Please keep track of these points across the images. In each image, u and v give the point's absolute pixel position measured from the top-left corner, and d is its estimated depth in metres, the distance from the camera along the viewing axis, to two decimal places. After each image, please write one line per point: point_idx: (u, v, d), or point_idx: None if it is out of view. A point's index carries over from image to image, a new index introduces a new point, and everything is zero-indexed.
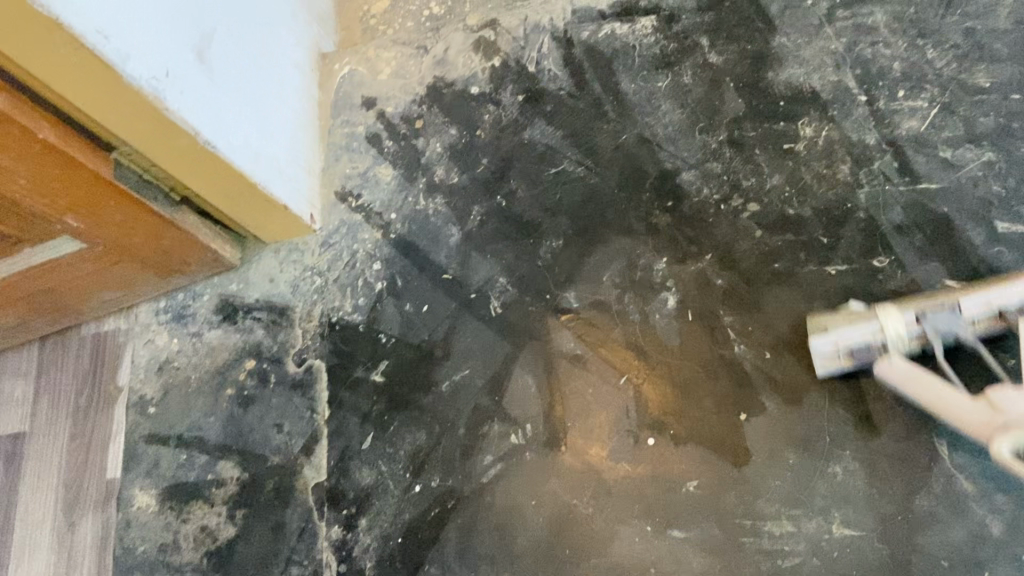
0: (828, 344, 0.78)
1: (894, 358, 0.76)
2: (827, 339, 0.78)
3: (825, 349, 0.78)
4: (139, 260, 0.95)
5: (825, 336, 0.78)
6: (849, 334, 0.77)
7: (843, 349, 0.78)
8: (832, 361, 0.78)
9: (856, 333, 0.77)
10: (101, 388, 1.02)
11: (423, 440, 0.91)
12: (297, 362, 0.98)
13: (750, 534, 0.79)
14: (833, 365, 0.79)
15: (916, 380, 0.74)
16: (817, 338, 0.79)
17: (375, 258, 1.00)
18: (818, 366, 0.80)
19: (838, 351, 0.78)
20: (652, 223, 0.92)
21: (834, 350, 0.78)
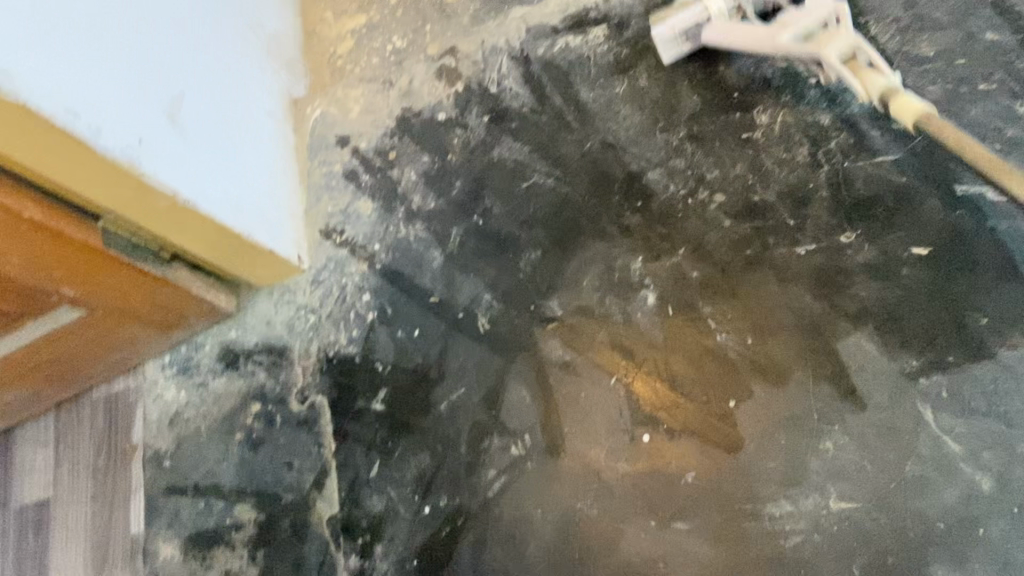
0: (666, 29, 0.94)
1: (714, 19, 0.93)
2: (667, 25, 0.94)
3: (664, 35, 0.95)
4: (139, 319, 0.98)
5: (663, 23, 0.94)
6: (680, 15, 0.94)
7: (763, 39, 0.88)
8: (672, 45, 0.95)
9: (687, 14, 0.94)
10: (118, 448, 1.06)
11: (428, 462, 0.93)
12: (300, 400, 1.01)
13: (751, 518, 0.80)
14: (675, 49, 0.95)
15: (734, 29, 0.91)
16: (657, 27, 0.95)
17: (364, 290, 1.03)
18: (663, 55, 0.96)
19: (675, 33, 0.94)
20: (625, 224, 0.94)
21: (672, 34, 0.94)
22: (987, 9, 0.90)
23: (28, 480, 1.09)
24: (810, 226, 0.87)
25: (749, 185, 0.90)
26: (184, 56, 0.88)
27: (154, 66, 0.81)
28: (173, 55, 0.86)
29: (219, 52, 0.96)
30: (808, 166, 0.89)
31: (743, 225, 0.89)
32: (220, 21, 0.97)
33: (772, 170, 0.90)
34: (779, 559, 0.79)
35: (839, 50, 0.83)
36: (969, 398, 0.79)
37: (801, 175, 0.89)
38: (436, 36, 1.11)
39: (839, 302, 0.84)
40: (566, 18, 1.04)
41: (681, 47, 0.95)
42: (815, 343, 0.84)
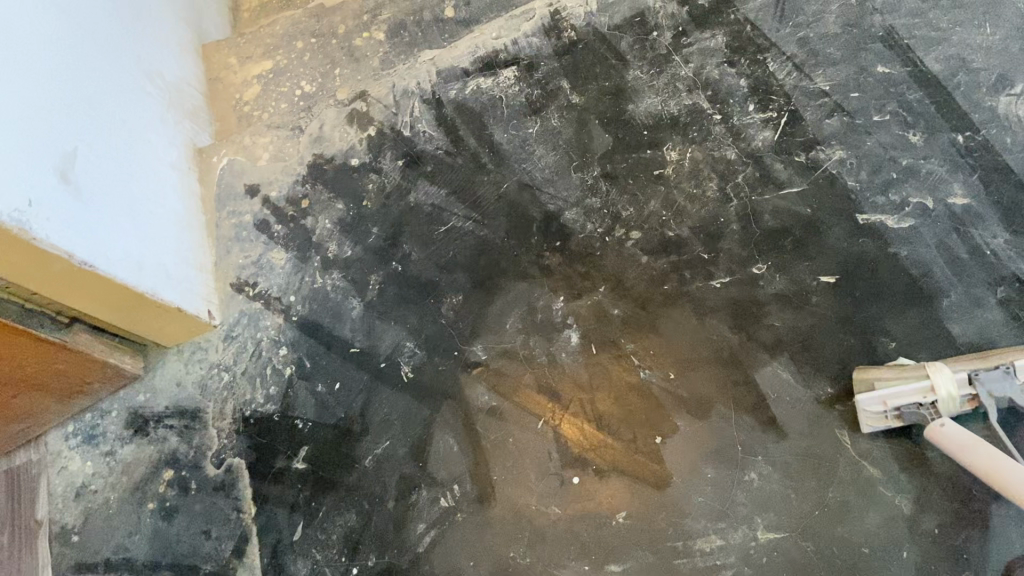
0: (876, 402, 0.78)
1: (945, 420, 0.75)
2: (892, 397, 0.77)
3: (873, 406, 0.78)
4: (38, 388, 0.91)
5: (874, 394, 0.78)
6: (898, 391, 0.77)
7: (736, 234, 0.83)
8: (879, 419, 0.78)
9: (903, 393, 0.77)
10: (20, 526, 0.95)
11: (355, 521, 0.90)
12: (216, 463, 0.96)
13: (683, 555, 0.80)
14: (881, 424, 0.79)
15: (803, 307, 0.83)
16: (864, 394, 0.79)
17: (281, 343, 1.00)
18: (863, 425, 0.79)
19: (887, 409, 0.78)
20: (544, 264, 0.94)
21: (883, 409, 0.78)
22: (877, 43, 0.95)
23: None
24: (723, 260, 0.89)
25: (663, 221, 0.92)
26: (78, 111, 0.84)
27: (44, 122, 0.77)
28: (65, 109, 0.81)
29: (116, 103, 0.92)
30: (718, 200, 0.91)
31: (659, 261, 0.90)
32: (117, 71, 0.93)
33: (684, 205, 0.92)
34: None
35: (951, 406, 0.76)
36: None
37: (712, 209, 0.91)
38: (346, 80, 1.09)
39: (756, 333, 0.86)
40: (476, 60, 1.04)
41: (889, 423, 0.78)
42: (735, 375, 0.84)
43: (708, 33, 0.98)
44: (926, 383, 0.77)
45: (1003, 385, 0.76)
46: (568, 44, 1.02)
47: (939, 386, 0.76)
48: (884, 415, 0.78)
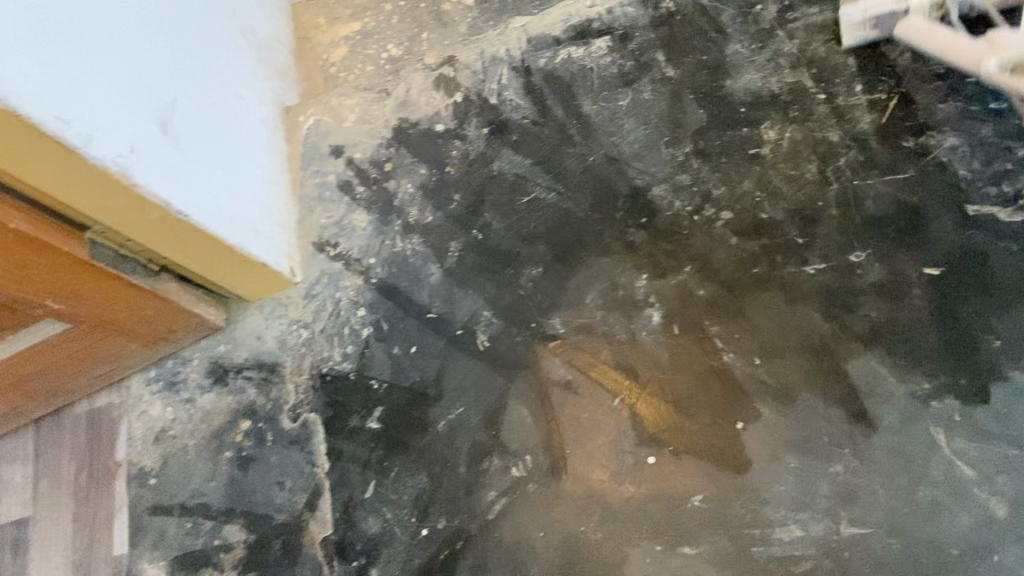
0: (856, 13, 0.89)
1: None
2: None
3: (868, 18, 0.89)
4: (126, 332, 0.95)
5: (855, 6, 0.89)
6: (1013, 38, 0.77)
7: (869, 17, 0.88)
8: (864, 27, 0.89)
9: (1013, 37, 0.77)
10: (100, 465, 1.02)
11: (426, 483, 0.90)
12: (292, 418, 0.98)
13: (760, 543, 0.78)
14: (862, 31, 0.90)
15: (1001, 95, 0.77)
16: (846, 9, 0.89)
17: (359, 304, 1.00)
18: (846, 39, 0.91)
19: (869, 20, 0.89)
20: (629, 240, 0.92)
21: (866, 22, 0.89)
22: None
23: (4, 497, 1.04)
24: (818, 245, 0.86)
25: (756, 201, 0.89)
26: (177, 62, 0.85)
27: (147, 71, 0.79)
28: (166, 59, 0.83)
29: (212, 57, 0.93)
30: (817, 183, 0.88)
31: (750, 243, 0.88)
32: (213, 26, 0.94)
33: (780, 187, 0.89)
34: None
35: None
36: (984, 422, 0.78)
37: (810, 192, 0.88)
38: (434, 45, 1.08)
39: (850, 323, 0.83)
40: (568, 29, 1.02)
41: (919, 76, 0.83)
42: (825, 364, 0.82)
43: (815, 9, 0.95)
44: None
45: None
46: (665, 15, 0.99)
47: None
48: (869, 25, 0.89)
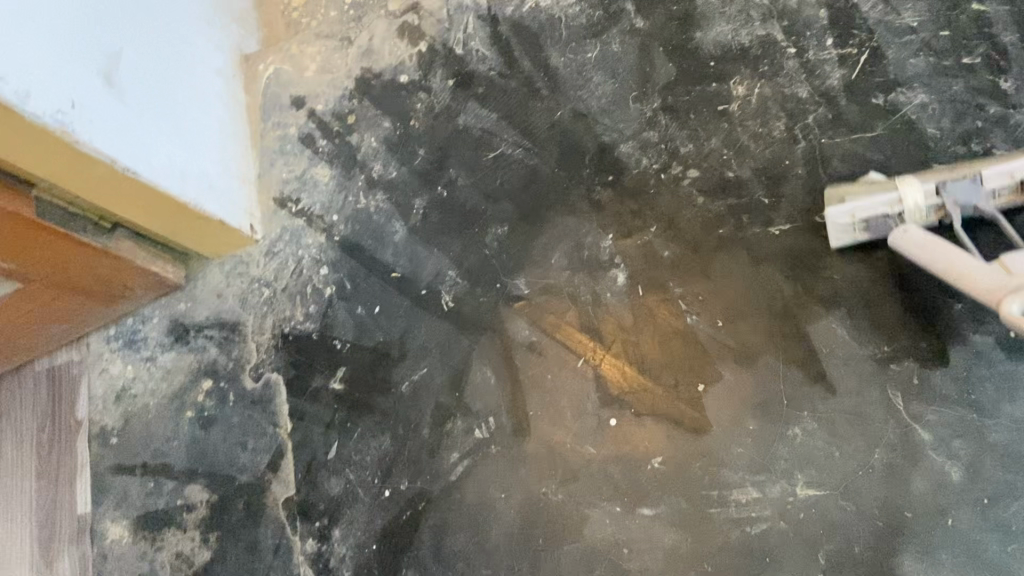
0: (845, 215, 0.79)
1: (910, 227, 0.76)
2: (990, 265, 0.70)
3: (841, 219, 0.79)
4: (80, 291, 0.93)
5: (842, 207, 0.79)
6: (866, 203, 0.78)
7: (860, 220, 0.79)
8: (846, 232, 0.80)
9: (872, 207, 0.78)
10: (61, 424, 1.01)
11: (388, 445, 0.90)
12: (254, 377, 0.97)
13: (717, 504, 0.79)
14: (848, 237, 0.80)
15: None
16: (833, 208, 0.80)
17: (322, 263, 0.98)
18: (833, 240, 0.81)
19: (854, 222, 0.79)
20: (595, 198, 0.90)
21: (851, 221, 0.79)
22: None
23: None
24: (784, 205, 0.84)
25: (724, 159, 0.87)
26: (123, 9, 0.81)
27: (89, 20, 0.75)
28: (113, 9, 0.79)
29: (165, 5, 0.89)
30: (786, 142, 0.86)
31: (716, 202, 0.86)
32: None
33: (748, 145, 0.87)
34: (745, 548, 0.77)
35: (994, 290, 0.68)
36: (943, 385, 0.78)
37: (778, 150, 0.86)
38: None
39: (813, 286, 0.82)
40: None
41: (857, 236, 0.80)
42: (787, 327, 0.81)
43: None
44: (891, 195, 0.77)
45: (969, 191, 0.75)
46: None
47: (905, 198, 0.77)
48: (849, 226, 0.79)
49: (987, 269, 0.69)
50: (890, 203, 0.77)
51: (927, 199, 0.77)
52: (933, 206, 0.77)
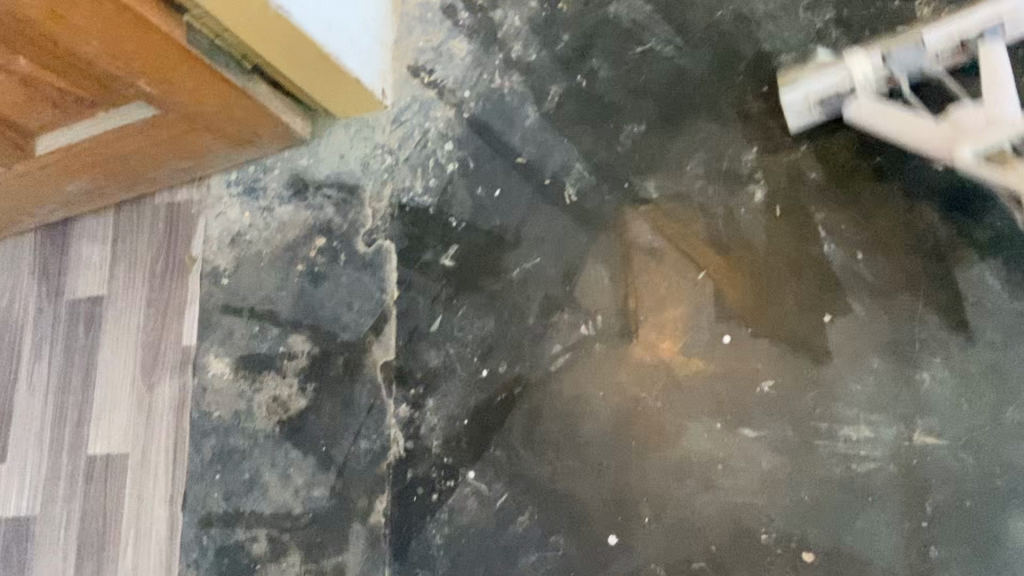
0: (798, 97, 0.81)
1: (861, 98, 0.79)
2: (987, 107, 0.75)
3: (795, 103, 0.82)
4: (213, 130, 0.94)
5: (797, 91, 0.81)
6: (822, 88, 0.80)
7: (813, 101, 0.81)
8: (802, 115, 0.82)
9: (825, 89, 0.80)
10: (175, 258, 1.03)
11: (492, 326, 0.90)
12: (367, 243, 0.97)
13: (826, 437, 0.77)
14: (805, 120, 0.82)
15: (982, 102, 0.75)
16: (788, 94, 0.81)
17: (447, 138, 0.97)
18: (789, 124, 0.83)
19: (807, 102, 0.81)
20: (745, 108, 0.87)
21: (803, 103, 0.81)
22: None
23: (82, 275, 1.07)
24: None
25: (893, 84, 0.84)
26: None
27: None
28: None
29: None
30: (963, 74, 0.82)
31: None
32: None
33: (922, 72, 0.83)
34: (849, 483, 0.76)
35: (976, 157, 0.74)
36: None
37: (954, 83, 0.82)
38: None
39: (967, 229, 0.79)
40: None
41: (810, 119, 0.82)
42: (932, 269, 0.78)
43: None
44: (841, 71, 0.79)
45: (913, 57, 0.79)
46: None
47: (854, 71, 0.79)
48: (805, 109, 0.82)
49: (934, 126, 0.76)
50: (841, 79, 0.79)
51: (874, 72, 0.80)
52: (882, 78, 0.80)
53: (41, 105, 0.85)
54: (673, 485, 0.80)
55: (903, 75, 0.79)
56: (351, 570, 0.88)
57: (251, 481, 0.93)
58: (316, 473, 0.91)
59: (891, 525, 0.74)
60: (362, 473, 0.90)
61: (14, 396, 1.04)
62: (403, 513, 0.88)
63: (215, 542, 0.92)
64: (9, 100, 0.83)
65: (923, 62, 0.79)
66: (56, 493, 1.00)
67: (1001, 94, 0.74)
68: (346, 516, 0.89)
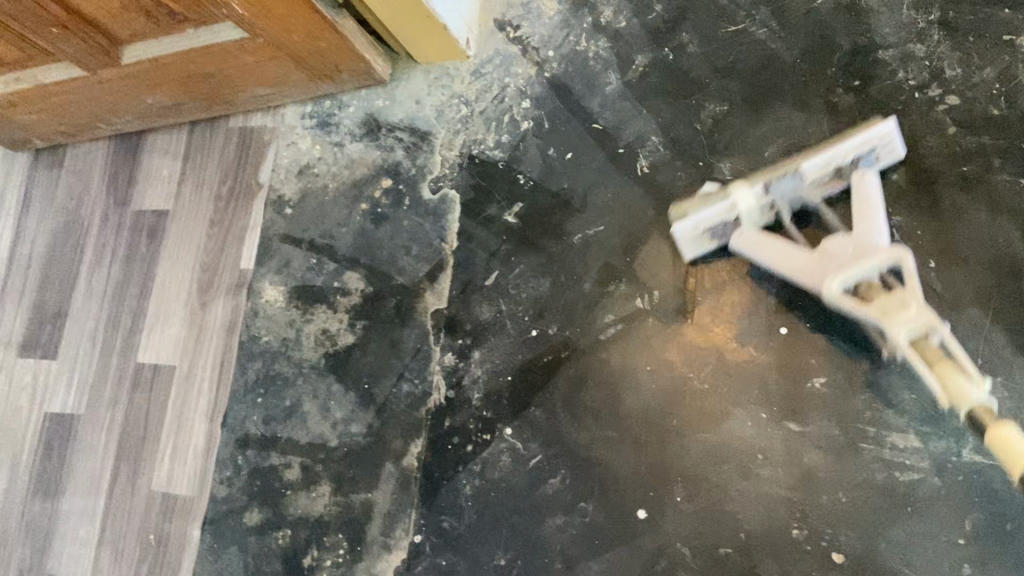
0: (688, 229, 0.80)
1: (746, 228, 0.80)
2: (687, 224, 0.80)
3: (687, 234, 0.81)
4: (296, 59, 0.94)
5: (687, 223, 0.80)
6: (704, 214, 0.79)
7: (703, 230, 0.81)
8: (694, 241, 0.82)
9: (709, 215, 0.79)
10: (243, 182, 1.05)
11: (547, 288, 0.90)
12: (432, 190, 0.97)
13: (871, 442, 0.76)
14: (698, 243, 0.82)
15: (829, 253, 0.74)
16: (678, 223, 0.80)
17: (525, 96, 0.96)
18: (682, 245, 0.82)
19: (696, 230, 0.81)
20: (833, 101, 0.85)
21: (694, 230, 0.81)
22: None
23: (151, 187, 1.09)
24: None
25: (991, 95, 0.81)
26: None
27: None
28: None
29: None
30: None
31: (968, 137, 0.80)
32: None
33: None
34: (889, 490, 0.75)
35: (908, 328, 0.67)
36: None
37: None
38: None
39: None
40: None
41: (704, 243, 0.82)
42: (1006, 287, 0.77)
43: None
44: (725, 203, 0.78)
45: (792, 185, 0.78)
46: None
47: (738, 204, 0.78)
48: (695, 234, 0.81)
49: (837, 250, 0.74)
50: (724, 211, 0.79)
51: (759, 202, 0.79)
52: (766, 206, 0.79)
53: (133, 14, 0.86)
54: (710, 468, 0.80)
55: (785, 204, 0.80)
56: (378, 508, 0.89)
57: (291, 408, 0.95)
58: (355, 409, 0.93)
59: (928, 538, 0.74)
60: (401, 415, 0.91)
61: (73, 296, 1.07)
62: (436, 460, 0.89)
63: (249, 462, 0.94)
64: (105, 5, 0.84)
65: (802, 189, 0.79)
66: (102, 393, 1.02)
67: (871, 228, 0.73)
68: (380, 455, 0.91)
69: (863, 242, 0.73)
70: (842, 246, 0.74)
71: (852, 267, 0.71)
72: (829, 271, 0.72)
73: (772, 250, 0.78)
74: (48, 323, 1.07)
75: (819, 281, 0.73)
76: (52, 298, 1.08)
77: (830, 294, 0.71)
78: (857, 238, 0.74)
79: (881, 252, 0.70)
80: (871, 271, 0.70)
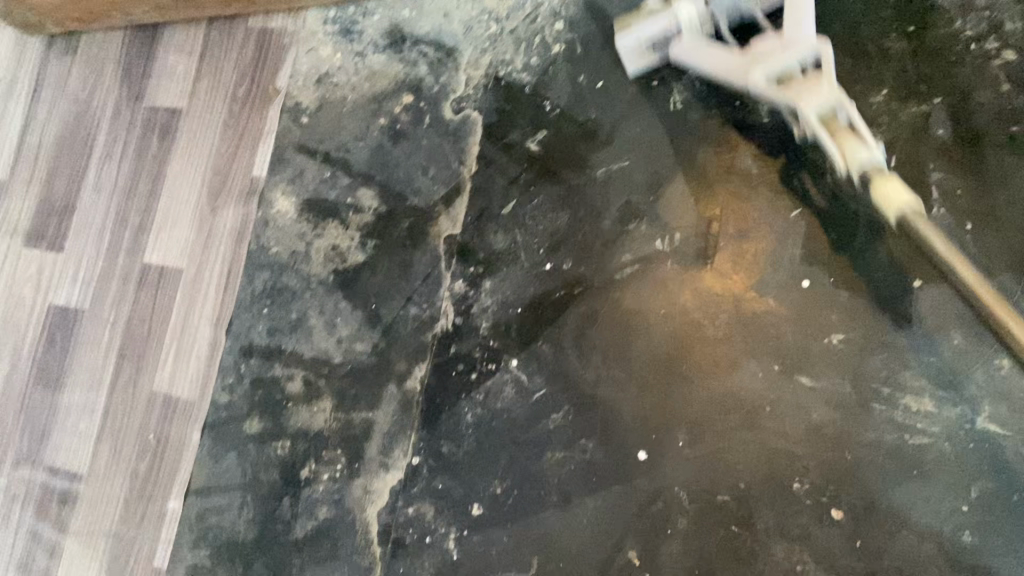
0: (632, 42, 0.83)
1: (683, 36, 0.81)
2: (630, 36, 0.83)
3: (628, 45, 0.84)
4: None
5: (629, 35, 0.83)
6: (646, 26, 0.82)
7: (646, 45, 0.83)
8: (634, 57, 0.85)
9: (652, 24, 0.82)
10: (259, 86, 1.01)
11: (565, 221, 0.88)
12: (454, 110, 0.94)
13: (883, 402, 0.75)
14: (644, 61, 0.85)
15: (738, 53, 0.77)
16: (621, 36, 0.83)
17: (560, 17, 0.91)
18: (628, 65, 0.86)
19: (637, 44, 0.83)
20: (884, 46, 0.80)
21: (634, 47, 0.83)
22: None
23: (164, 83, 1.05)
24: None
25: None
26: None
27: None
28: None
29: None
30: None
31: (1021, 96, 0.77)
32: None
33: None
34: (897, 451, 0.74)
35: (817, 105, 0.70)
36: None
37: None
38: None
39: None
40: None
41: (642, 61, 0.85)
42: None
43: None
44: (665, 16, 0.81)
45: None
46: None
47: (677, 13, 0.80)
48: (639, 51, 0.84)
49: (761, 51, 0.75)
50: (667, 22, 0.81)
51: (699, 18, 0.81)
52: (706, 22, 0.82)
53: None
54: (715, 416, 0.79)
55: (723, 16, 0.81)
56: (379, 428, 0.89)
57: (296, 321, 0.94)
58: (361, 328, 0.92)
59: (930, 502, 0.73)
60: (407, 338, 0.90)
61: (82, 190, 1.05)
62: (439, 385, 0.88)
63: (252, 371, 0.94)
64: None
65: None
66: (107, 291, 1.01)
67: (798, 23, 0.74)
68: (384, 375, 0.90)
69: (789, 35, 0.74)
70: (771, 41, 0.75)
71: (776, 57, 0.73)
72: (755, 62, 0.75)
73: (707, 54, 0.79)
74: (54, 215, 1.05)
75: (743, 82, 0.76)
76: (60, 190, 1.05)
77: (808, 118, 0.70)
78: (786, 36, 0.74)
79: (829, 84, 0.70)
80: (794, 64, 0.73)
